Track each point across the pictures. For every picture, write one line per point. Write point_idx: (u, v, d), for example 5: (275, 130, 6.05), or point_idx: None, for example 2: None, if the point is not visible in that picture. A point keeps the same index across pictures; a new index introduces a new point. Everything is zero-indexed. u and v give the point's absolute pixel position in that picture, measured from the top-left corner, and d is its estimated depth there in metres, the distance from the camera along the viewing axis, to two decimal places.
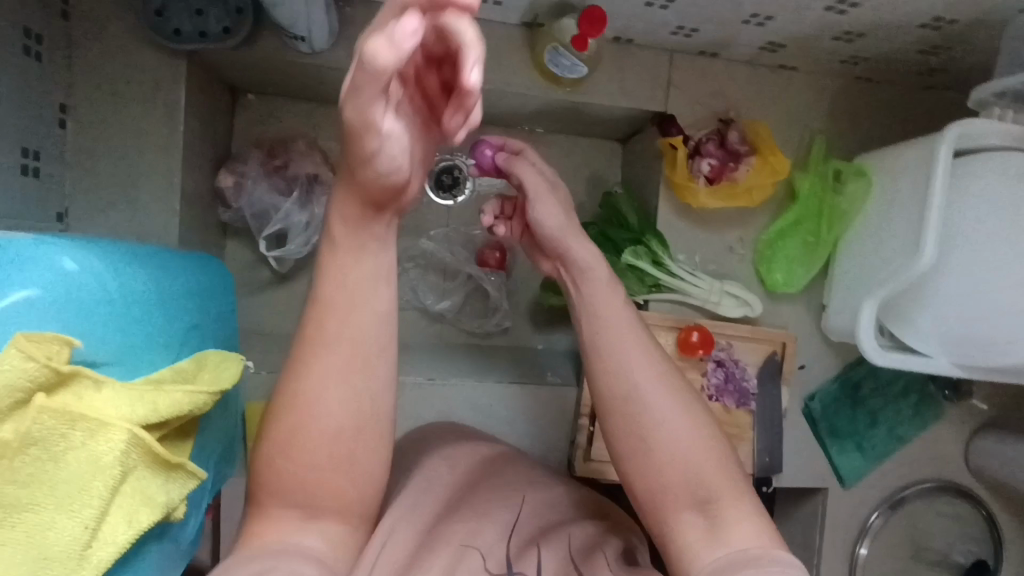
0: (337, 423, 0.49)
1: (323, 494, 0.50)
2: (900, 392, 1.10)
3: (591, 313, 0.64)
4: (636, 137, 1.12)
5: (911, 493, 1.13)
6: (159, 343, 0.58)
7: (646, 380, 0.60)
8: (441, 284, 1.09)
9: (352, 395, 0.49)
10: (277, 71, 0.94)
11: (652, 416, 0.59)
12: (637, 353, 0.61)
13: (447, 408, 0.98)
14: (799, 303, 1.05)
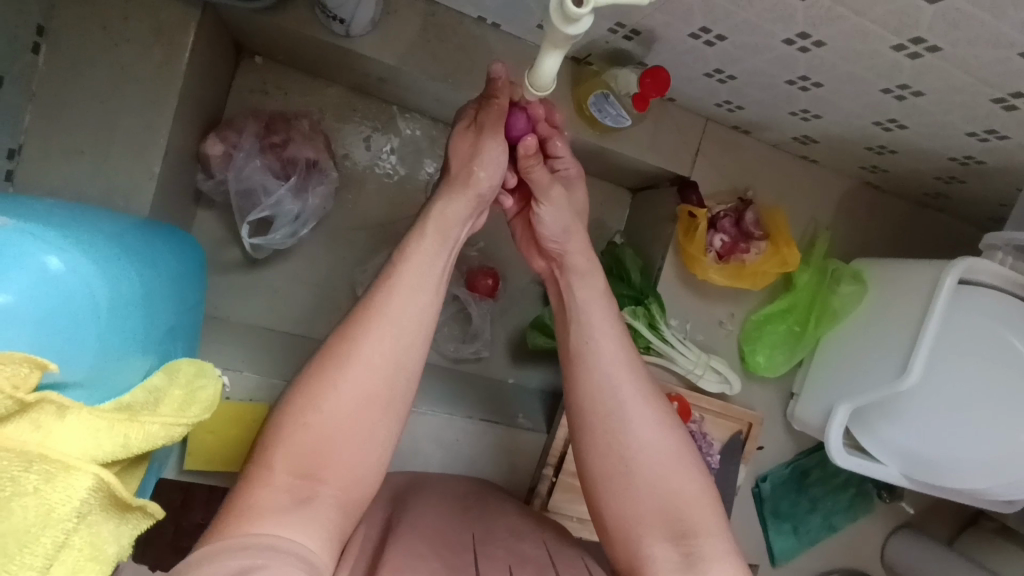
0: (385, 354, 0.63)
1: (354, 408, 0.60)
2: (840, 484, 1.14)
3: (590, 339, 0.71)
4: (648, 192, 1.10)
5: None
6: (138, 356, 0.52)
7: (632, 406, 0.68)
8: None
9: (414, 313, 0.65)
10: (298, 43, 0.85)
11: (638, 443, 0.66)
12: (633, 385, 0.69)
13: (410, 435, 0.92)
14: (770, 386, 1.07)
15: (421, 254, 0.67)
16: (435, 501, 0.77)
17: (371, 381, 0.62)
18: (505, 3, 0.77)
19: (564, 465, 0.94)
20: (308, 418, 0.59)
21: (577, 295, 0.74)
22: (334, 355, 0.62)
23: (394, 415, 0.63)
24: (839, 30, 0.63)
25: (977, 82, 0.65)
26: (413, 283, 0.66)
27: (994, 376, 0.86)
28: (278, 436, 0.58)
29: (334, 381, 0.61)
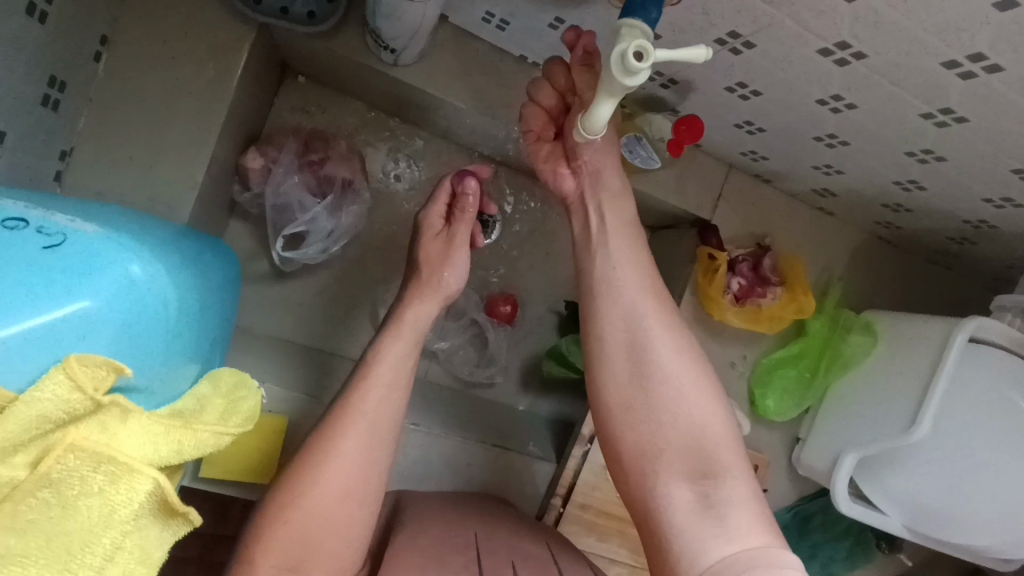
0: (360, 449, 0.65)
1: (331, 502, 0.62)
2: (841, 533, 1.15)
3: (612, 272, 0.72)
4: (668, 232, 1.13)
5: None
6: (185, 365, 0.53)
7: (654, 340, 0.68)
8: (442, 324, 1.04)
9: (384, 413, 0.68)
10: (345, 67, 0.89)
11: (661, 382, 0.66)
12: (656, 320, 0.70)
13: (422, 456, 0.93)
14: (777, 430, 1.09)
15: (393, 346, 0.72)
16: (450, 519, 0.78)
17: (352, 473, 0.64)
18: (550, 45, 0.81)
19: (572, 496, 0.95)
20: (289, 513, 0.61)
21: (606, 217, 0.75)
22: (312, 451, 0.65)
23: (372, 507, 0.65)
24: (872, 94, 0.66)
25: (1000, 153, 0.68)
26: (387, 375, 0.70)
27: (984, 441, 0.88)
28: (261, 535, 0.60)
29: (311, 475, 0.63)
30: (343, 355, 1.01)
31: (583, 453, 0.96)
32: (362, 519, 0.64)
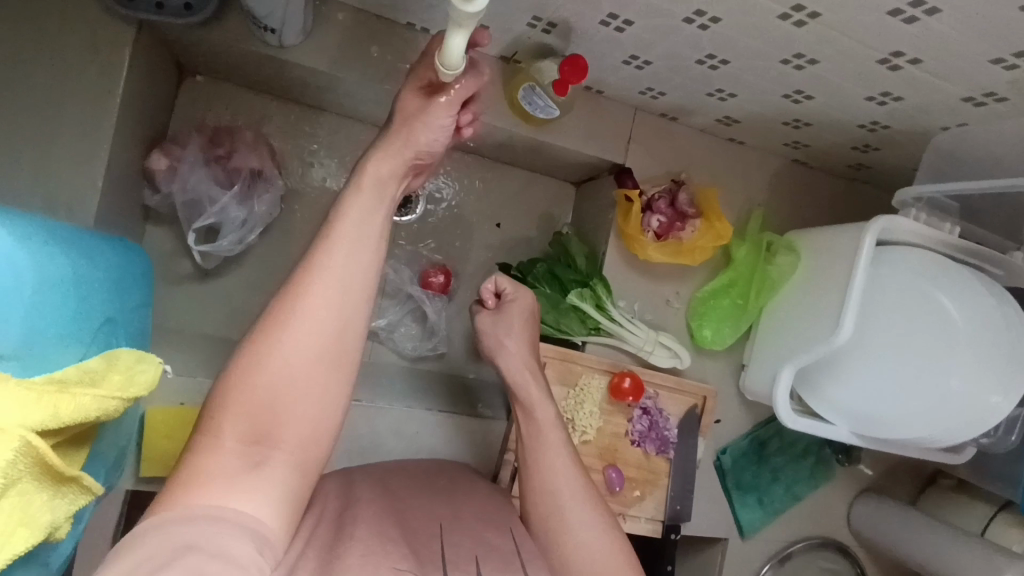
0: (327, 314, 0.60)
1: (293, 375, 0.59)
2: (799, 453, 1.17)
3: (540, 448, 0.83)
4: (590, 184, 1.15)
5: (800, 547, 1.20)
6: (64, 340, 0.55)
7: (572, 504, 0.78)
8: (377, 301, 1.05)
9: (351, 281, 0.62)
10: (238, 57, 0.89)
11: (577, 544, 0.75)
12: (573, 491, 0.79)
13: (368, 430, 0.95)
14: (721, 360, 1.11)
15: (357, 202, 0.64)
16: (389, 480, 0.80)
17: (316, 341, 0.60)
18: (431, 6, 0.82)
19: None
20: (253, 380, 0.58)
21: (530, 400, 0.86)
22: (273, 325, 0.60)
23: (345, 376, 0.62)
24: (732, 5, 0.68)
25: (862, 46, 0.71)
26: (353, 234, 0.62)
27: (916, 332, 0.92)
28: (226, 401, 0.58)
29: (272, 348, 0.59)
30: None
31: None
32: (332, 393, 0.61)
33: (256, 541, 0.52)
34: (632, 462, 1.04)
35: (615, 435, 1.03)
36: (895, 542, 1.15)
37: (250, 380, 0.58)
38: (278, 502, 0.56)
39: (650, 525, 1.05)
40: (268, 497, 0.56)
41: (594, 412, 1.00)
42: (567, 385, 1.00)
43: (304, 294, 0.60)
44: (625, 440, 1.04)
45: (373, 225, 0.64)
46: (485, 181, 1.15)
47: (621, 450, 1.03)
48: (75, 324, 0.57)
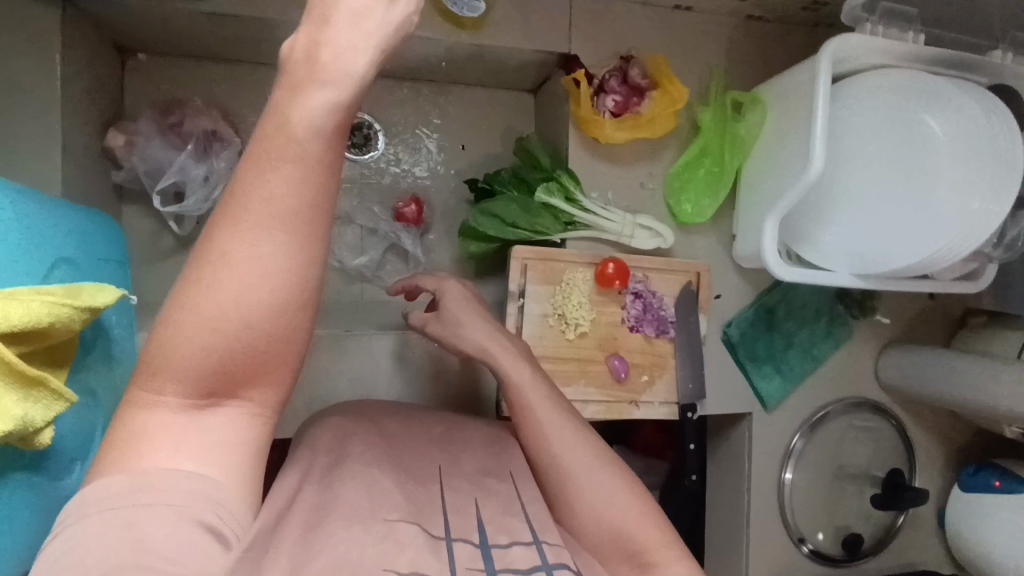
0: (279, 248, 0.44)
1: (240, 311, 0.44)
2: (811, 315, 1.14)
3: (530, 406, 0.81)
4: (546, 86, 1.13)
5: (833, 411, 1.18)
6: (20, 267, 0.60)
7: (571, 451, 0.78)
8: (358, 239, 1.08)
9: (295, 198, 0.44)
10: (167, 23, 0.90)
11: (583, 484, 0.75)
12: (571, 436, 0.79)
13: (367, 358, 1.01)
14: (711, 234, 1.09)
15: (308, 98, 0.43)
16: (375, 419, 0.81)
17: (269, 282, 0.44)
18: None
19: None
20: (190, 305, 0.44)
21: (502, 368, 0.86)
22: (207, 239, 0.44)
23: (303, 319, 0.47)
24: None
25: None
26: (302, 141, 0.43)
27: (894, 156, 0.89)
28: (164, 324, 0.45)
29: (211, 261, 0.44)
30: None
31: (518, 307, 1.00)
32: (295, 339, 0.47)
33: (209, 508, 0.45)
34: (636, 348, 1.04)
35: (612, 325, 1.03)
36: (920, 387, 1.14)
37: (183, 305, 0.44)
38: (235, 449, 0.49)
39: (662, 408, 1.06)
40: (215, 460, 0.48)
41: (583, 303, 1.00)
42: (551, 282, 1.00)
43: (244, 224, 0.43)
44: (624, 328, 1.03)
45: (328, 123, 0.43)
46: (442, 107, 1.15)
47: (621, 339, 1.03)
48: (27, 256, 0.61)
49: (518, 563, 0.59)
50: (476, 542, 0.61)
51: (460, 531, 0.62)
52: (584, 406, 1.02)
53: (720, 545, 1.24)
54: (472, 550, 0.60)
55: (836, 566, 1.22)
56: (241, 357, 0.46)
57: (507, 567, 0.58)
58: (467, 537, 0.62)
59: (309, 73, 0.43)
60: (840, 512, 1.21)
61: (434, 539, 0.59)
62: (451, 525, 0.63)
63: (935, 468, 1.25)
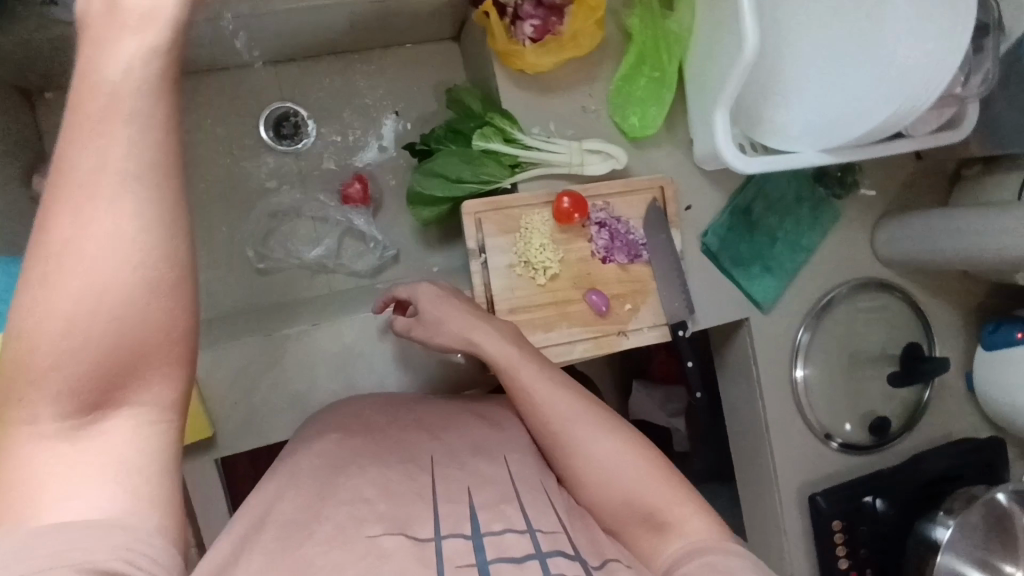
0: (121, 224, 0.38)
1: (92, 313, 0.38)
2: (792, 204, 1.08)
3: (526, 389, 0.81)
4: (466, 28, 1.06)
5: (841, 292, 1.14)
6: None
7: (573, 425, 0.79)
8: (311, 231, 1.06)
9: (133, 164, 0.38)
10: (58, 53, 0.86)
11: (589, 455, 0.77)
12: (571, 409, 0.80)
13: (343, 345, 0.96)
14: (667, 145, 1.04)
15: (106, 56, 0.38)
16: (371, 417, 0.82)
17: (123, 271, 0.38)
18: None
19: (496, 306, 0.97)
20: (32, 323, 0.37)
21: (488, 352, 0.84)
22: (38, 230, 0.37)
23: (180, 301, 0.41)
24: None
25: None
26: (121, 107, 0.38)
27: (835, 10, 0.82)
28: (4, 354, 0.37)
29: (47, 262, 0.37)
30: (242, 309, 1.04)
31: (481, 263, 0.96)
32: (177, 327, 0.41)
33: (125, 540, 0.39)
34: (612, 279, 1.00)
35: (582, 260, 0.99)
36: (920, 256, 1.07)
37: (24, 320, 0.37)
38: (146, 470, 0.41)
39: (652, 332, 1.03)
40: (124, 485, 0.40)
41: (545, 245, 0.96)
42: (510, 231, 0.96)
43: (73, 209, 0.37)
44: (595, 261, 1.00)
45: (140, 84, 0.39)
46: (366, 76, 1.09)
47: (594, 272, 1.00)
48: None
49: (513, 551, 0.59)
50: (469, 534, 0.61)
51: (451, 523, 0.62)
52: (570, 348, 1.00)
53: (746, 456, 1.22)
54: (465, 543, 0.60)
55: (868, 452, 1.18)
56: (124, 366, 0.39)
57: (502, 556, 0.58)
58: (461, 531, 0.61)
59: (105, 24, 0.39)
60: (863, 399, 1.17)
61: (422, 540, 0.59)
62: (442, 520, 0.63)
63: (955, 334, 1.20)
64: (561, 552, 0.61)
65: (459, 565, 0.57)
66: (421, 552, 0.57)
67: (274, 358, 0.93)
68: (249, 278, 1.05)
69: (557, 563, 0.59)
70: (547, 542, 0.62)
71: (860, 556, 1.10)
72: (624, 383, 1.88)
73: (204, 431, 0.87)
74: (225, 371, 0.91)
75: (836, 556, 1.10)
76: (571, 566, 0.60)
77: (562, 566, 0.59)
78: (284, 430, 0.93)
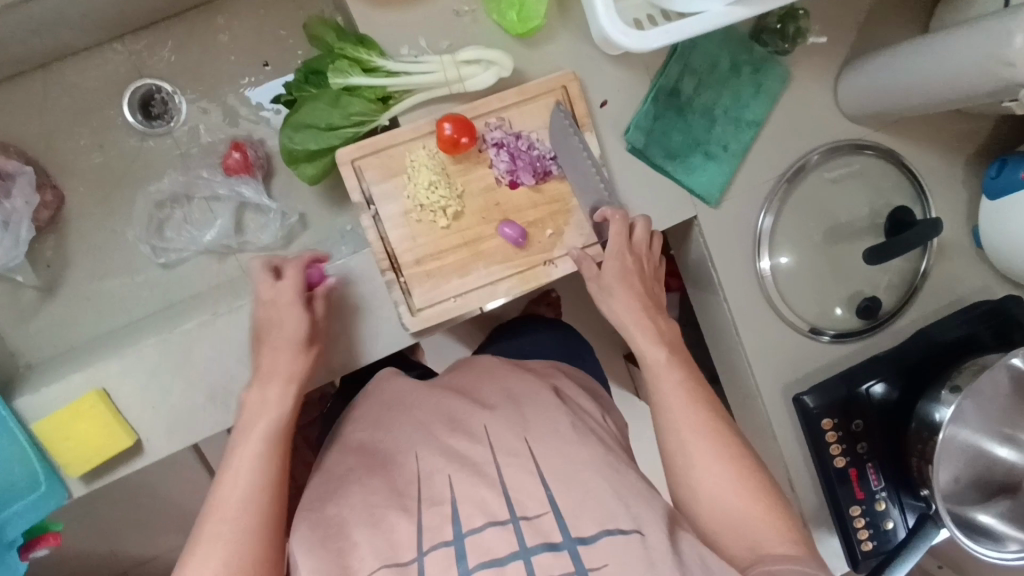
0: None
1: None
2: (727, 74, 0.92)
3: (655, 365, 0.80)
4: None
5: (817, 156, 0.99)
6: None
7: (684, 420, 0.75)
8: (204, 212, 1.00)
9: None
10: None
11: (693, 449, 0.73)
12: (688, 402, 0.76)
13: (246, 332, 0.87)
14: (564, 35, 0.89)
15: None
16: (406, 396, 0.78)
17: None
18: None
19: (398, 257, 0.87)
20: None
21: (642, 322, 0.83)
22: None
23: None
24: None
25: None
26: None
27: None
28: None
29: None
30: (158, 308, 1.01)
31: (373, 217, 0.86)
32: None
33: None
34: (526, 205, 0.89)
35: (486, 190, 0.88)
36: (889, 104, 0.90)
37: None
38: None
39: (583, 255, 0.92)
40: None
41: (435, 183, 0.85)
42: (396, 174, 0.86)
43: None
44: (503, 188, 0.88)
45: None
46: (224, 30, 0.98)
47: (504, 201, 0.89)
48: None
49: (498, 550, 0.57)
50: (451, 539, 0.59)
51: (433, 532, 0.60)
52: (494, 289, 0.90)
53: (724, 359, 1.13)
54: (445, 552, 0.58)
55: (862, 337, 1.06)
56: None
57: (485, 561, 0.57)
58: (442, 537, 0.59)
59: None
60: (851, 279, 1.03)
61: (404, 563, 0.59)
62: (425, 530, 0.60)
63: (954, 188, 1.04)
64: (546, 545, 0.57)
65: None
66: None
67: (180, 357, 0.87)
68: (157, 274, 1.02)
69: (540, 560, 0.56)
70: (531, 532, 0.58)
71: (858, 450, 1.01)
72: None
73: (124, 439, 0.85)
74: (134, 379, 0.86)
75: (832, 455, 1.01)
76: (557, 557, 0.56)
77: (546, 563, 0.56)
78: (210, 426, 0.89)
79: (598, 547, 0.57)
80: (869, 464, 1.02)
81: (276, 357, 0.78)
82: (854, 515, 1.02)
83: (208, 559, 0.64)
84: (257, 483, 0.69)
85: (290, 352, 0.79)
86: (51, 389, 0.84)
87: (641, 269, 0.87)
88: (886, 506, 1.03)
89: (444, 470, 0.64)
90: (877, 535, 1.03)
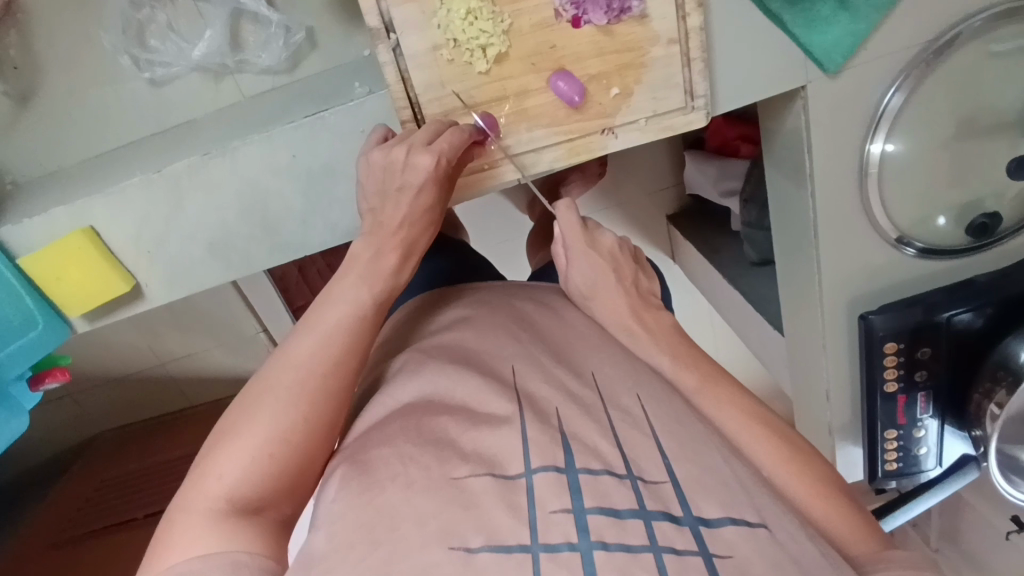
0: None
1: None
2: None
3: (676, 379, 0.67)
4: None
5: (979, 23, 0.74)
6: None
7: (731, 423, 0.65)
8: (187, 15, 0.87)
9: None
10: None
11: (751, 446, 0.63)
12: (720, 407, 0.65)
13: (242, 178, 0.75)
14: None
15: None
16: (462, 338, 0.68)
17: None
18: None
19: (423, 110, 0.70)
20: None
21: (638, 335, 0.71)
22: None
23: None
24: None
25: None
26: None
27: None
28: None
29: None
30: (154, 133, 0.94)
31: (394, 50, 0.67)
32: None
33: None
34: (590, 52, 0.69)
35: (540, 27, 0.67)
36: None
37: None
38: None
39: (650, 126, 0.74)
40: None
41: (475, 11, 0.65)
42: None
43: None
44: (563, 27, 0.68)
45: None
46: None
47: (563, 45, 0.68)
48: None
49: (613, 499, 0.50)
50: (562, 466, 0.51)
51: (541, 450, 0.52)
52: (536, 159, 0.75)
53: (784, 260, 0.99)
54: (557, 479, 0.50)
55: (958, 256, 0.91)
56: None
57: (601, 506, 0.49)
58: (552, 461, 0.52)
59: None
60: (972, 185, 0.84)
61: (511, 477, 0.51)
62: (531, 448, 0.52)
63: None
64: (665, 514, 0.50)
65: (551, 510, 0.48)
66: (510, 495, 0.49)
67: (167, 199, 0.76)
68: (141, 91, 0.92)
69: (660, 527, 0.49)
70: (650, 495, 0.51)
71: (915, 377, 0.93)
72: (676, 152, 1.55)
73: (122, 285, 0.80)
74: (118, 219, 0.76)
75: (885, 378, 0.93)
76: (678, 532, 0.49)
77: (668, 533, 0.49)
78: (213, 278, 0.82)
79: (723, 532, 0.50)
80: (922, 393, 0.95)
81: (402, 213, 0.67)
82: (887, 438, 0.98)
83: (259, 413, 0.58)
84: (331, 361, 0.62)
85: (409, 224, 0.68)
86: (33, 224, 0.76)
87: (618, 270, 0.75)
88: (924, 434, 0.98)
89: (553, 397, 0.59)
90: (905, 459, 1.00)
